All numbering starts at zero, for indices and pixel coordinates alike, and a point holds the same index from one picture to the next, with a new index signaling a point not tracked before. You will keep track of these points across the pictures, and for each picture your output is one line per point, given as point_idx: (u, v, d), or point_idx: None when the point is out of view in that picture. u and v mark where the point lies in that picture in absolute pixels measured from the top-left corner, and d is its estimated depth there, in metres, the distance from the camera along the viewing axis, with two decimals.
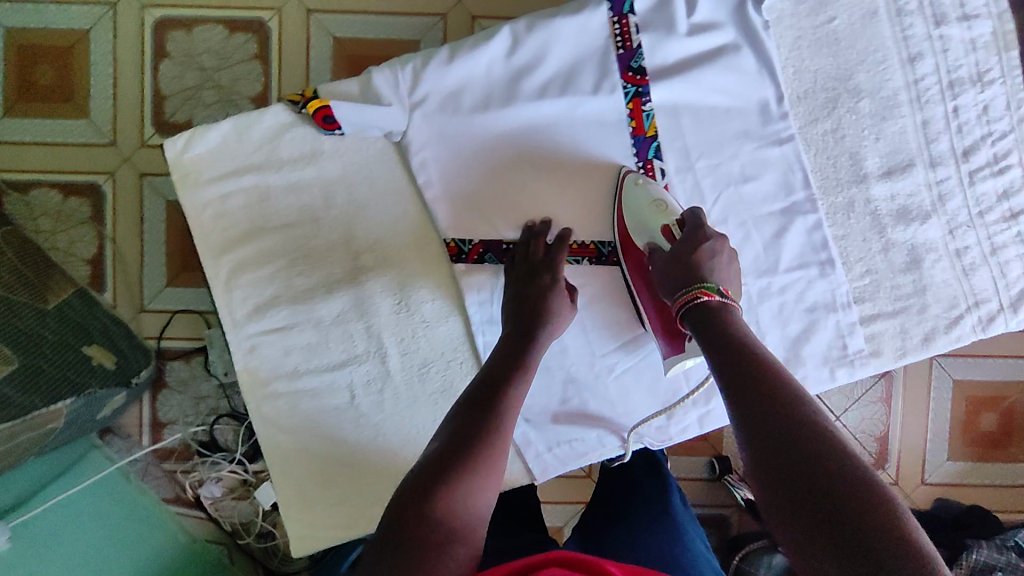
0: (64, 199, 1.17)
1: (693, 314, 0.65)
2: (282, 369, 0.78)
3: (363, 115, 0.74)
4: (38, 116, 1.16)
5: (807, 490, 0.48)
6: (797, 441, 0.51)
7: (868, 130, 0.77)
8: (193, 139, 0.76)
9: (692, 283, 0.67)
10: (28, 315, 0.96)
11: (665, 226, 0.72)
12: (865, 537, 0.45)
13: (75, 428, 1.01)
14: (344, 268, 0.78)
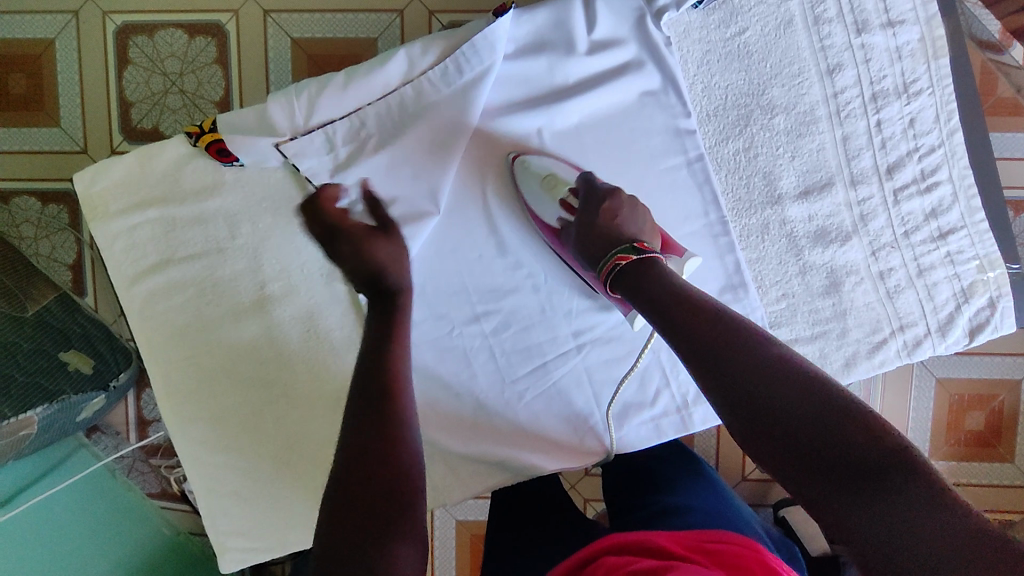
0: (44, 206, 1.21)
1: (621, 281, 0.63)
2: (197, 397, 0.79)
3: (257, 147, 0.73)
4: (11, 125, 1.18)
5: (795, 428, 0.49)
6: (768, 385, 0.51)
7: (782, 148, 0.75)
8: (100, 172, 0.77)
9: (609, 252, 0.65)
10: (6, 325, 1.02)
11: (566, 199, 0.71)
12: (851, 460, 0.47)
13: (56, 431, 1.07)
14: (251, 297, 0.79)
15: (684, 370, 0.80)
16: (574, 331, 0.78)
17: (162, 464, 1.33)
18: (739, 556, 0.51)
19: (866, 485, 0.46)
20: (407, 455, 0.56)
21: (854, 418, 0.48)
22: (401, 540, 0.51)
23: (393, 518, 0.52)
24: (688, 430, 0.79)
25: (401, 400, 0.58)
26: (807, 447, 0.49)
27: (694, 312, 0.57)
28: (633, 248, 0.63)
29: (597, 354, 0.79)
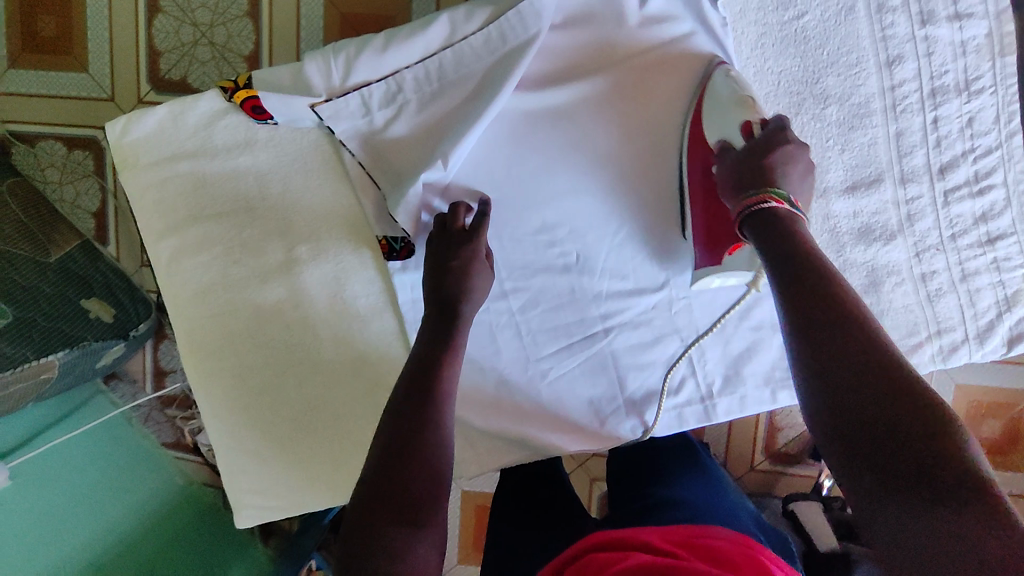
0: (69, 151, 1.20)
1: (752, 223, 0.58)
2: (219, 353, 0.79)
3: (291, 106, 0.71)
4: (38, 68, 1.17)
5: (885, 438, 0.46)
6: (871, 384, 0.48)
7: (833, 140, 0.72)
8: (131, 122, 0.75)
9: (764, 188, 0.58)
10: (29, 270, 1.03)
11: (747, 120, 0.62)
12: (926, 468, 0.44)
13: (75, 374, 1.08)
14: (278, 259, 0.78)
15: (710, 359, 0.78)
16: (603, 313, 0.77)
17: (179, 415, 1.35)
18: (728, 552, 0.55)
19: (939, 509, 0.43)
20: (440, 455, 0.60)
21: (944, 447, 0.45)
22: (423, 537, 0.56)
23: (415, 507, 0.57)
24: (711, 420, 0.78)
25: (439, 403, 0.62)
26: (890, 459, 0.46)
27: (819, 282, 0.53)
28: (789, 199, 0.58)
29: (624, 339, 0.77)
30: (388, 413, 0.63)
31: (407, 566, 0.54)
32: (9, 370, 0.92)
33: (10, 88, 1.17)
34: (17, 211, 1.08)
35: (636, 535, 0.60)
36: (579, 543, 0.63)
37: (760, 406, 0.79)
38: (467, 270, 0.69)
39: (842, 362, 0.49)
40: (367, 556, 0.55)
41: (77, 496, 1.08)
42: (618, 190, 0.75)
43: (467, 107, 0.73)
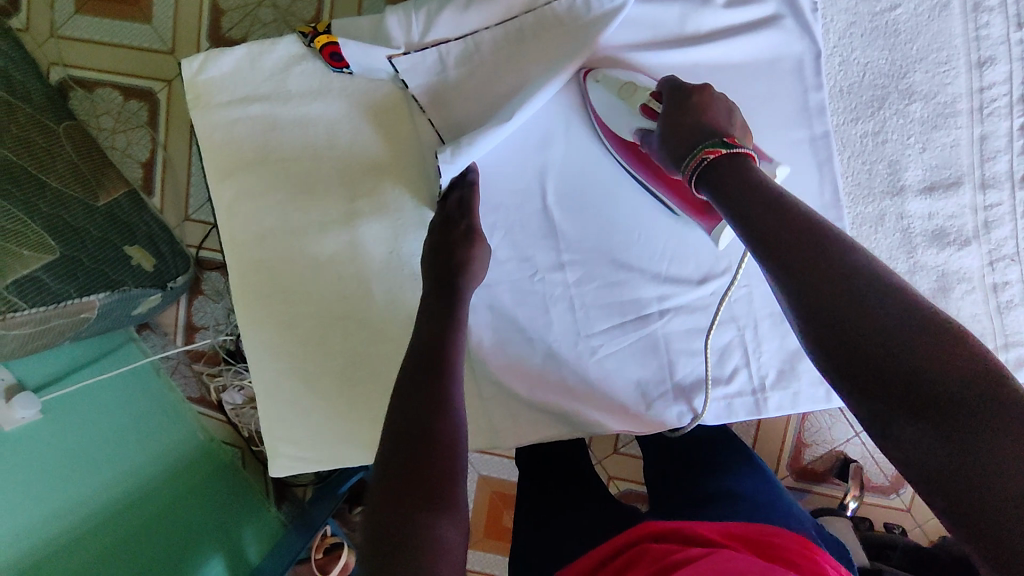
0: (124, 101, 1.26)
1: (705, 179, 0.61)
2: (272, 299, 0.79)
3: (370, 56, 0.71)
4: (104, 17, 1.24)
5: (883, 353, 0.48)
6: (870, 300, 0.49)
7: (914, 138, 0.70)
8: (209, 61, 0.75)
9: (698, 146, 0.62)
10: (77, 210, 1.05)
11: (646, 105, 0.68)
12: (925, 382, 0.47)
13: (110, 319, 1.09)
14: (339, 210, 0.78)
15: (766, 351, 0.76)
16: (660, 295, 0.76)
17: (205, 371, 1.35)
18: (788, 551, 0.59)
19: (949, 420, 0.46)
20: (454, 437, 0.57)
21: (948, 352, 0.47)
22: (445, 524, 0.52)
23: (433, 494, 0.54)
24: (761, 414, 0.76)
25: (451, 378, 0.61)
26: (889, 370, 0.48)
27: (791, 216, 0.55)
28: (723, 145, 0.61)
29: (679, 322, 0.77)
30: (402, 391, 0.61)
31: (436, 547, 0.51)
32: (52, 305, 0.90)
33: (75, 36, 1.24)
34: (70, 153, 1.12)
35: (687, 526, 0.64)
36: (635, 530, 0.67)
37: (813, 405, 0.77)
38: (465, 246, 0.70)
39: (825, 302, 0.51)
40: (388, 543, 0.51)
41: (100, 438, 1.06)
42: None
43: (538, 69, 0.72)
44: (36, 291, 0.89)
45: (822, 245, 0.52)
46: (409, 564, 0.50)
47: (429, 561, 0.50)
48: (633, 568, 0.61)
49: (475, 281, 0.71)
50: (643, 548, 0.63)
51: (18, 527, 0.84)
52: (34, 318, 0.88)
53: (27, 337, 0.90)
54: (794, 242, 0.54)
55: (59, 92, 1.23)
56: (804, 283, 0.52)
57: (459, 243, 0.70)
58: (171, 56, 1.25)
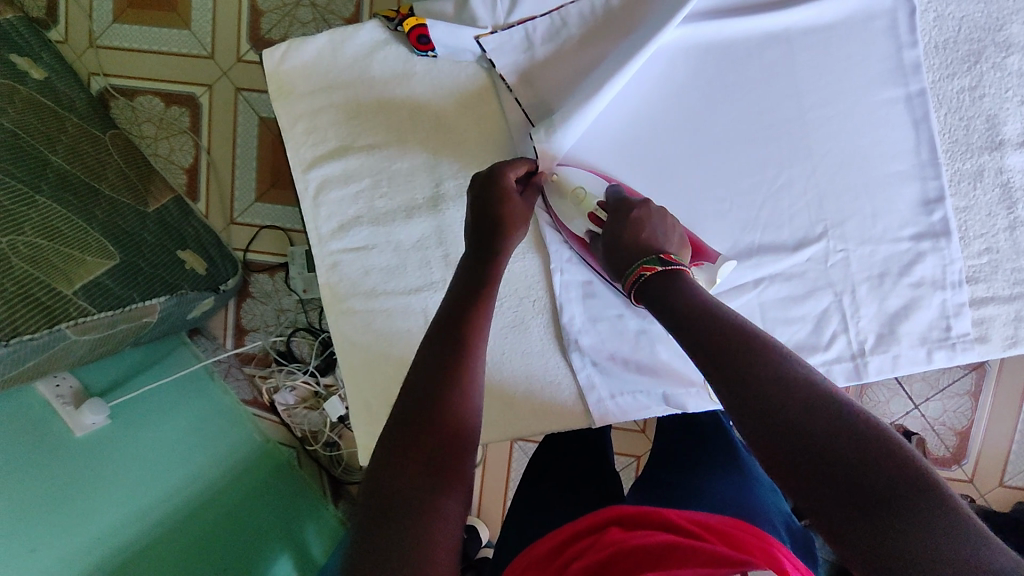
0: (167, 107, 1.25)
1: (641, 295, 0.62)
2: (360, 288, 0.79)
3: (457, 36, 0.72)
4: (145, 25, 1.24)
5: (817, 440, 0.44)
6: (795, 401, 0.46)
7: (1011, 91, 0.70)
8: (291, 50, 0.75)
9: (632, 262, 0.63)
10: (131, 217, 1.05)
11: (591, 212, 0.70)
12: (866, 473, 0.42)
13: (168, 324, 1.07)
14: (426, 194, 0.78)
15: (865, 315, 0.73)
16: (753, 263, 0.73)
17: (257, 373, 1.30)
18: (748, 541, 0.58)
19: (891, 515, 0.41)
20: (461, 412, 0.54)
21: (884, 443, 0.43)
22: (445, 498, 0.49)
23: (434, 470, 0.50)
24: (861, 379, 0.73)
25: (469, 349, 0.58)
26: (831, 462, 0.43)
27: (711, 318, 0.54)
28: (659, 261, 0.62)
29: (775, 291, 0.73)
30: (419, 355, 0.58)
31: (437, 513, 0.48)
32: (119, 309, 0.89)
33: (116, 45, 1.24)
34: (119, 162, 1.12)
35: (653, 510, 0.64)
36: (590, 514, 0.66)
37: (916, 368, 0.73)
38: (505, 200, 0.68)
39: (761, 394, 0.47)
40: (389, 500, 0.48)
41: (166, 440, 1.04)
42: (780, 133, 0.72)
43: (609, 42, 0.72)
44: (103, 296, 0.88)
45: (748, 345, 0.50)
46: (401, 530, 0.46)
47: (430, 528, 0.47)
48: (582, 554, 0.59)
49: (516, 238, 0.68)
50: (590, 540, 0.61)
51: (97, 530, 0.82)
52: (105, 322, 0.87)
53: (93, 343, 0.89)
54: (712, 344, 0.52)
55: (102, 102, 1.24)
56: (725, 373, 0.50)
57: (497, 196, 0.68)
58: (212, 61, 1.23)
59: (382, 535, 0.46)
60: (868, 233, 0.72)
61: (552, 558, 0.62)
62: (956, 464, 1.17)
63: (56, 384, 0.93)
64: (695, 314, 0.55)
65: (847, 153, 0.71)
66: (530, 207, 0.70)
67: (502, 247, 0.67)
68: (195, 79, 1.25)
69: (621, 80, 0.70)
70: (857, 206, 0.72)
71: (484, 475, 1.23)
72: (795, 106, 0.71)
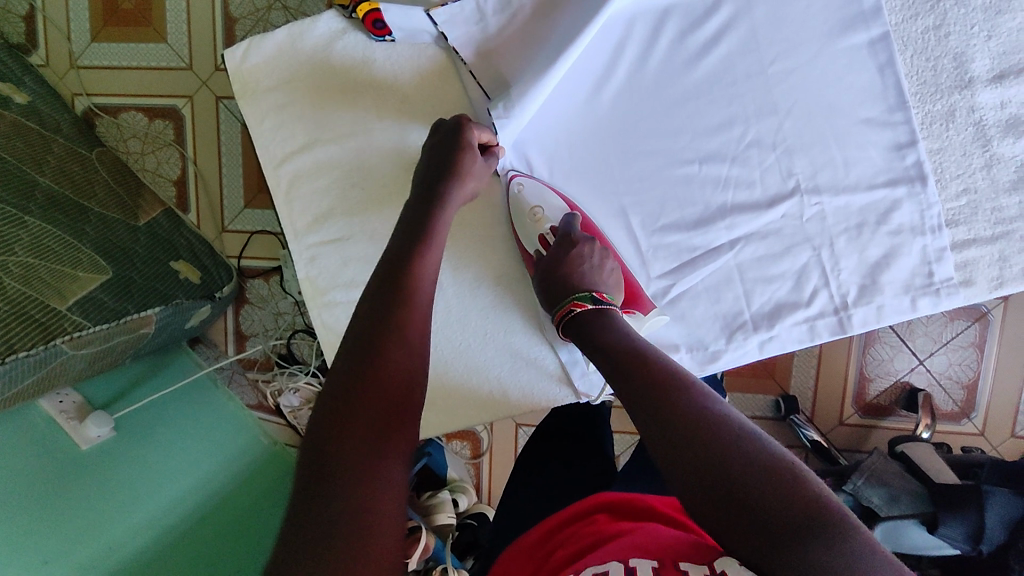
0: (149, 122, 1.26)
1: (570, 328, 0.67)
2: (340, 280, 0.79)
3: (411, 17, 0.73)
4: (120, 42, 1.24)
5: (726, 475, 0.47)
6: (711, 435, 0.49)
7: (978, 27, 0.69)
8: (251, 48, 0.75)
9: (564, 299, 0.69)
10: (122, 231, 1.06)
11: (541, 235, 0.74)
12: (765, 505, 0.45)
13: (165, 335, 1.08)
14: (396, 179, 0.78)
15: (845, 267, 0.72)
16: (728, 224, 0.73)
17: (260, 377, 1.31)
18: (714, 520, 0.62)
19: (792, 545, 0.43)
20: (406, 378, 0.56)
21: (792, 483, 0.46)
22: (391, 462, 0.51)
23: (380, 438, 0.51)
24: (845, 332, 0.73)
25: (416, 318, 0.59)
26: (740, 498, 0.46)
27: (641, 367, 0.57)
28: (591, 299, 0.68)
29: (751, 250, 0.73)
30: (361, 321, 0.59)
31: (381, 481, 0.49)
32: (113, 322, 0.90)
33: (94, 64, 1.25)
34: (106, 178, 1.13)
35: (633, 497, 0.66)
36: (579, 503, 0.68)
37: (900, 318, 0.73)
38: (456, 156, 0.69)
39: (673, 432, 0.50)
40: (331, 470, 0.49)
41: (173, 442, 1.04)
42: (745, 91, 0.71)
43: (560, 12, 0.72)
44: (96, 308, 0.89)
45: (669, 390, 0.53)
46: (342, 493, 0.47)
47: (371, 491, 0.48)
48: (565, 542, 0.62)
49: (469, 190, 0.70)
50: (577, 525, 0.64)
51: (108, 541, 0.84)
52: (97, 336, 0.87)
53: (92, 357, 0.90)
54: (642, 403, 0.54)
55: (86, 122, 1.24)
56: (645, 416, 0.53)
57: (450, 150, 0.69)
58: (189, 72, 1.24)
59: (322, 512, 0.46)
60: (841, 184, 0.71)
61: (543, 542, 0.65)
62: (964, 417, 1.15)
63: (59, 400, 0.95)
64: (621, 359, 0.59)
65: (813, 104, 0.70)
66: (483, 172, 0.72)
67: (451, 198, 0.68)
68: (173, 91, 1.25)
69: (550, 84, 0.70)
70: (827, 158, 0.71)
71: (490, 462, 1.23)
72: (760, 63, 0.70)
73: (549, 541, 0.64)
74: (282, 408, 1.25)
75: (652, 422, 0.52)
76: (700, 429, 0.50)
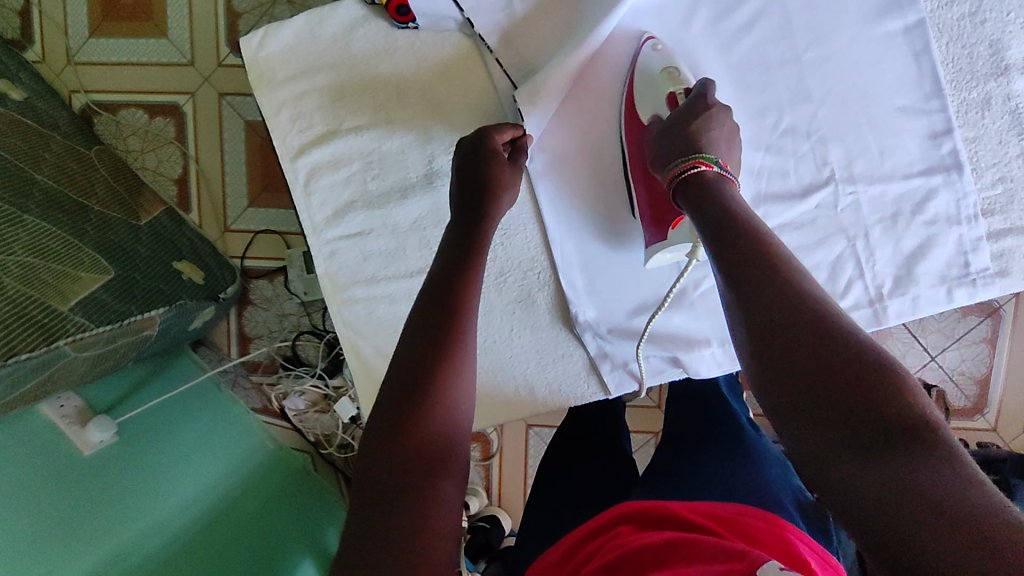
0: (150, 119, 1.23)
1: (678, 187, 0.60)
2: (360, 275, 0.77)
3: (436, 3, 0.71)
4: (120, 37, 1.21)
5: (829, 370, 0.45)
6: (816, 326, 0.46)
7: (1014, 13, 0.68)
8: (268, 36, 0.73)
9: (693, 154, 0.60)
10: (123, 231, 1.03)
11: (672, 92, 0.64)
12: (868, 401, 0.43)
13: (168, 339, 1.05)
14: (418, 171, 0.76)
15: (880, 258, 0.71)
16: (762, 214, 0.71)
17: (265, 381, 1.28)
18: (757, 531, 0.59)
19: (886, 445, 0.41)
20: (457, 391, 0.53)
21: (894, 385, 0.43)
22: (445, 479, 0.49)
23: (432, 457, 0.50)
24: (881, 324, 0.72)
25: (461, 324, 0.56)
26: (842, 395, 0.44)
27: (744, 243, 0.53)
28: (716, 163, 0.60)
29: (784, 241, 0.72)
30: (405, 333, 0.57)
31: (434, 500, 0.48)
32: (116, 323, 0.87)
33: (94, 60, 1.22)
34: (106, 177, 1.10)
35: (660, 505, 0.64)
36: (603, 514, 0.66)
37: (935, 309, 0.72)
38: (489, 165, 0.66)
39: (780, 317, 0.48)
40: (384, 490, 0.48)
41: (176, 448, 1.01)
42: (778, 79, 0.70)
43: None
44: (99, 309, 0.86)
45: (773, 275, 0.50)
46: (397, 514, 0.47)
47: (428, 512, 0.47)
48: (597, 553, 0.59)
49: (505, 202, 0.67)
50: (603, 539, 0.61)
51: (114, 548, 0.80)
52: (99, 338, 0.84)
53: (94, 360, 0.87)
54: (765, 302, 0.49)
55: (85, 119, 1.21)
56: (751, 296, 0.50)
57: (479, 162, 0.66)
58: (192, 67, 1.21)
59: (376, 534, 0.46)
60: (877, 173, 0.70)
61: (569, 559, 0.63)
62: (980, 413, 1.15)
63: (60, 405, 0.92)
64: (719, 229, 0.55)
65: (847, 92, 0.69)
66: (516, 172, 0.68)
67: (492, 215, 0.65)
68: (175, 87, 1.22)
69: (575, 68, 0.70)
70: (863, 146, 0.70)
71: (501, 464, 1.21)
72: (793, 50, 0.69)
73: (579, 554, 0.62)
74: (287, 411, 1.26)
75: (757, 304, 0.49)
76: (808, 319, 0.47)
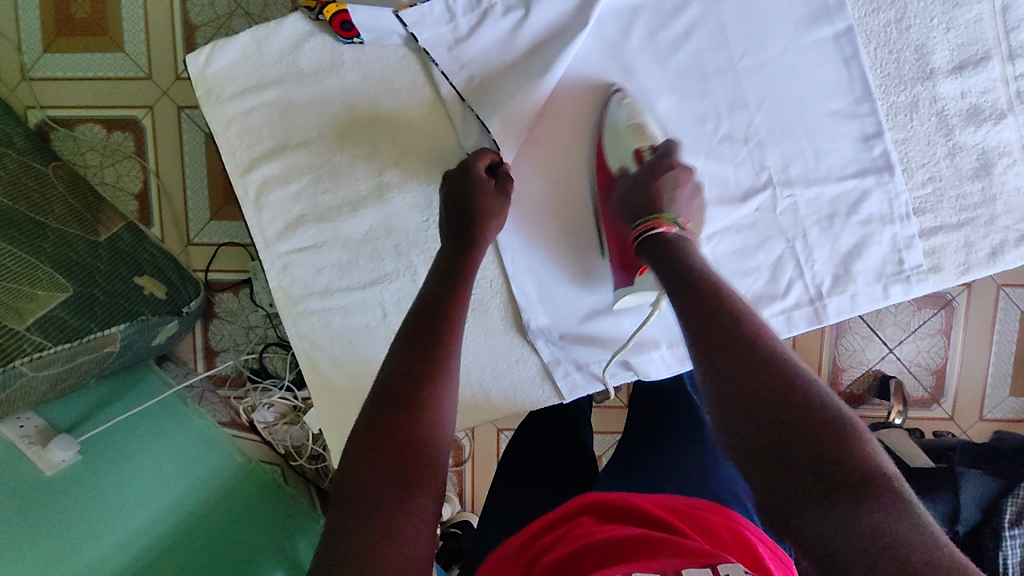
0: (108, 134, 1.22)
1: (645, 246, 0.67)
2: (314, 287, 0.77)
3: (381, 18, 0.72)
4: (74, 52, 1.20)
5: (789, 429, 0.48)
6: (779, 388, 0.50)
7: (937, 19, 0.71)
8: (214, 52, 0.73)
9: (648, 215, 0.67)
10: (82, 248, 1.02)
11: (638, 149, 0.70)
12: (827, 457, 0.46)
13: (131, 353, 1.04)
14: (369, 184, 0.77)
15: (818, 257, 0.73)
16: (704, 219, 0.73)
17: (232, 394, 1.27)
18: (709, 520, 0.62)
19: (841, 498, 0.45)
20: (439, 413, 0.55)
21: (854, 443, 0.47)
22: (419, 493, 0.50)
23: (411, 474, 0.51)
24: (821, 322, 0.74)
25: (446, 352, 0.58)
26: (804, 453, 0.47)
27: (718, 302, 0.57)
28: (676, 223, 0.67)
29: (727, 244, 0.74)
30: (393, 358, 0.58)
31: (406, 514, 0.49)
32: (76, 341, 0.87)
33: (47, 75, 1.20)
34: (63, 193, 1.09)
35: (621, 498, 0.65)
36: (564, 506, 0.67)
37: (872, 306, 0.74)
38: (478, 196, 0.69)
39: (747, 381, 0.51)
40: (358, 502, 0.49)
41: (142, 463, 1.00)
42: (716, 86, 0.72)
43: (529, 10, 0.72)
44: (58, 328, 0.86)
45: (745, 339, 0.54)
46: (371, 525, 0.48)
47: (396, 522, 0.48)
48: (555, 546, 0.60)
49: (493, 228, 0.70)
50: (563, 528, 0.63)
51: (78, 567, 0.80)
52: (60, 357, 0.85)
53: (56, 378, 0.87)
54: (733, 364, 0.53)
55: (41, 135, 1.20)
56: (720, 360, 0.53)
57: (471, 193, 0.69)
58: (148, 81, 1.20)
59: (346, 542, 0.47)
60: (812, 176, 0.72)
61: (527, 548, 0.63)
62: (934, 402, 1.18)
63: (20, 425, 0.89)
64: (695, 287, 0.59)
65: (781, 98, 0.71)
66: (504, 197, 0.70)
67: (477, 245, 0.68)
68: (132, 101, 1.21)
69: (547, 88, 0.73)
70: (798, 150, 0.72)
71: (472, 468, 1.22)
72: (730, 59, 0.71)
73: (535, 546, 0.63)
74: (256, 425, 1.25)
75: (728, 368, 0.53)
76: (773, 384, 0.51)
